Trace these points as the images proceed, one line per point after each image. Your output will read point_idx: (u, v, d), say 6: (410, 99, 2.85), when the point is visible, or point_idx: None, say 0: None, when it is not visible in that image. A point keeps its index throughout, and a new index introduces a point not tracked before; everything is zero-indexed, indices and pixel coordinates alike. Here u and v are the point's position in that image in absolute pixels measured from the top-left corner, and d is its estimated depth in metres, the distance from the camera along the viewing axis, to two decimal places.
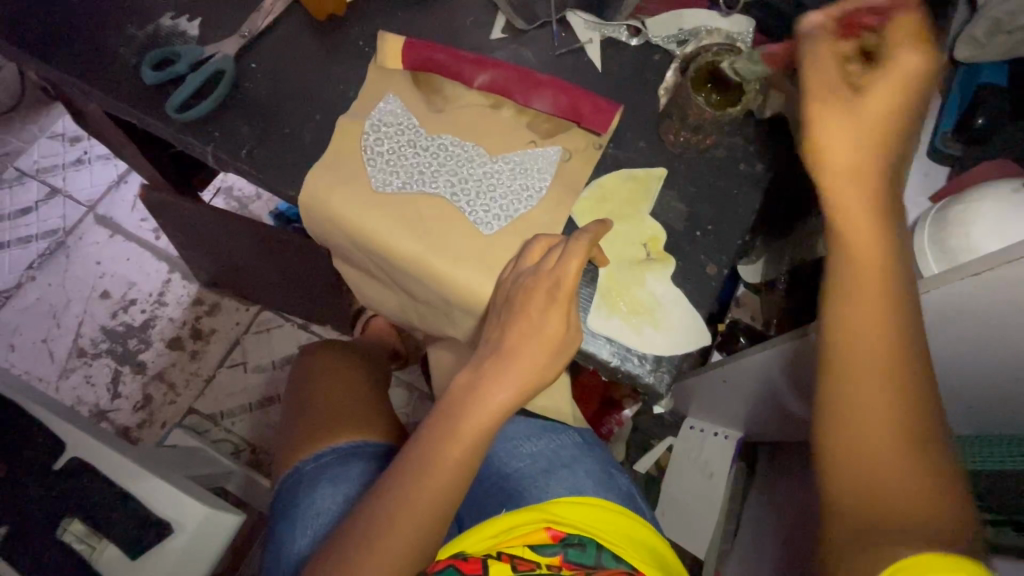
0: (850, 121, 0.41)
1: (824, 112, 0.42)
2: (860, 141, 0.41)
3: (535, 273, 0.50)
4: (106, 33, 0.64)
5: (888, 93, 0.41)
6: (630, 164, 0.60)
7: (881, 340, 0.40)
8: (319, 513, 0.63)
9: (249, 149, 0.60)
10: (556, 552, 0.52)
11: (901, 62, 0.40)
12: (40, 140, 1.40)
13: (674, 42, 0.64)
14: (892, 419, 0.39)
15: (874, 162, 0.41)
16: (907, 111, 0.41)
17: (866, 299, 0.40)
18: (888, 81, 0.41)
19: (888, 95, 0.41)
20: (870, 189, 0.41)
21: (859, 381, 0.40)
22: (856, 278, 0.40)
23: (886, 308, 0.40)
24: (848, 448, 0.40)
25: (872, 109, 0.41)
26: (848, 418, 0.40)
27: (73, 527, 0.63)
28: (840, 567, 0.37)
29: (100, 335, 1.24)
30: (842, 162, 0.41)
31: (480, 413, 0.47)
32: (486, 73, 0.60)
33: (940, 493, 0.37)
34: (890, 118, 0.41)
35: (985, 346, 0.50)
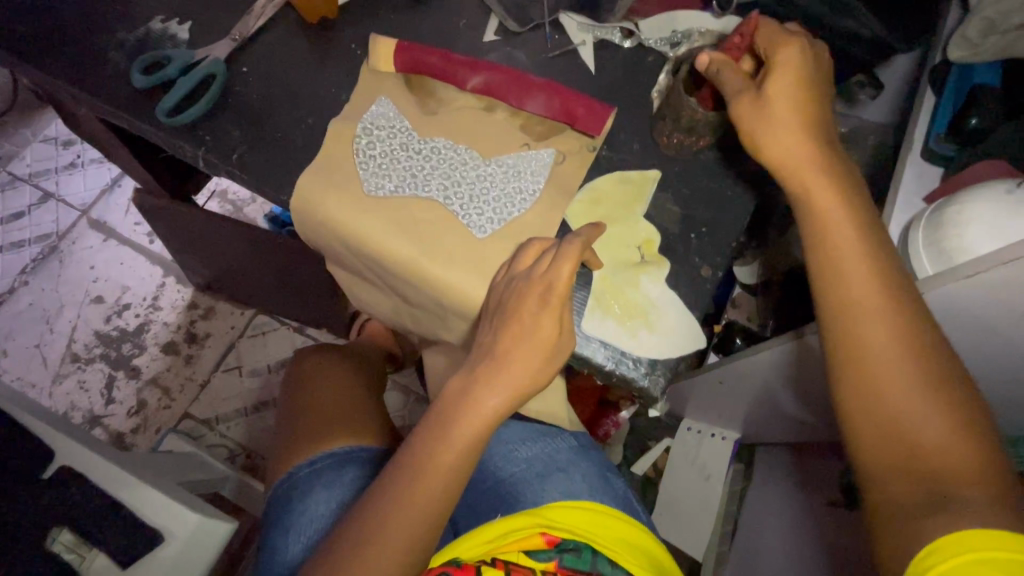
0: (766, 111, 0.49)
1: (748, 107, 0.49)
2: (787, 128, 0.49)
3: (528, 277, 0.49)
4: (98, 36, 0.64)
5: (783, 82, 0.49)
6: (625, 166, 0.59)
7: (883, 329, 0.44)
8: (313, 519, 0.62)
9: (240, 153, 0.59)
10: (551, 558, 0.52)
11: (785, 55, 0.50)
12: (33, 144, 1.39)
13: (667, 45, 0.64)
14: (906, 401, 0.43)
15: (804, 151, 0.48)
16: (812, 93, 0.50)
17: (864, 301, 0.45)
18: (782, 72, 0.49)
19: (788, 82, 0.49)
20: (815, 169, 0.48)
21: (871, 374, 0.44)
22: (846, 277, 0.46)
23: (883, 304, 0.44)
24: (872, 428, 0.44)
25: (781, 93, 0.49)
26: (868, 409, 0.44)
27: (62, 537, 0.62)
28: (890, 547, 0.41)
29: (94, 340, 1.23)
30: (773, 151, 0.49)
31: (474, 417, 0.47)
32: (480, 75, 0.59)
33: (970, 461, 0.40)
34: (798, 100, 0.49)
35: (979, 348, 0.50)
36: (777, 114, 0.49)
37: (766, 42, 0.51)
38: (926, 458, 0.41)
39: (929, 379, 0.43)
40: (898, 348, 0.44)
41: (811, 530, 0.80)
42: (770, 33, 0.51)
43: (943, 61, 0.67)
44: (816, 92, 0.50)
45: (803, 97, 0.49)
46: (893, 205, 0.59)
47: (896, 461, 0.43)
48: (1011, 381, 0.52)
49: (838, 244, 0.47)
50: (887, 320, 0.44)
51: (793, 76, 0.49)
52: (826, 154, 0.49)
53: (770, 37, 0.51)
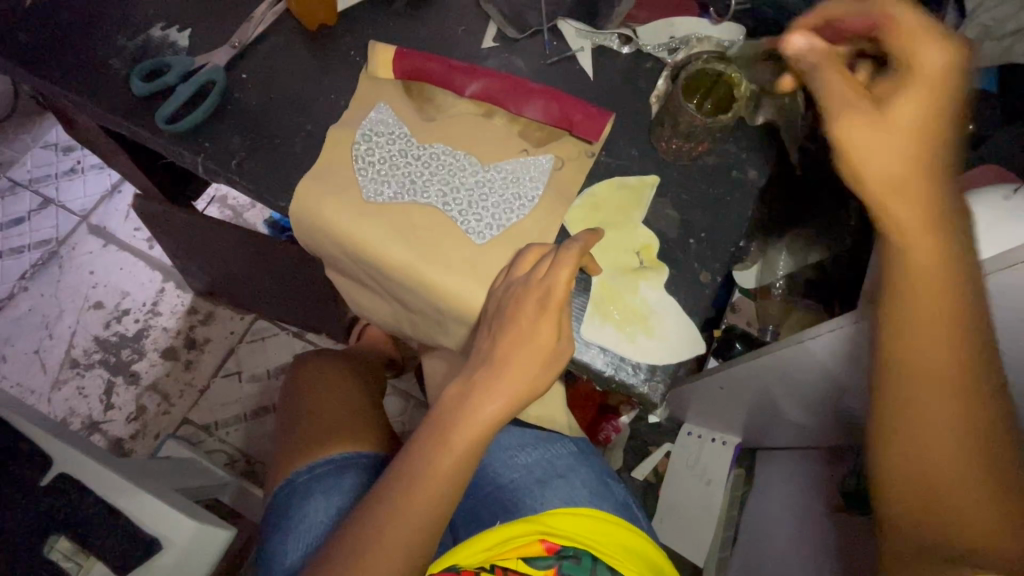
0: (881, 133, 0.40)
1: (862, 122, 0.41)
2: (910, 152, 0.40)
3: (526, 282, 0.49)
4: (97, 43, 0.64)
5: (913, 100, 0.40)
6: (623, 172, 0.60)
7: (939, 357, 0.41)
8: (312, 526, 0.62)
9: (239, 160, 0.59)
10: (550, 564, 0.54)
11: (930, 58, 0.40)
12: (33, 150, 1.39)
13: (665, 51, 0.64)
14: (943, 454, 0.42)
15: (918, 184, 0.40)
16: (948, 116, 0.40)
17: (927, 351, 0.41)
18: (913, 87, 0.40)
19: (922, 95, 0.40)
20: (923, 206, 0.40)
21: (915, 421, 0.43)
22: (914, 324, 0.42)
23: (949, 357, 0.41)
24: (901, 470, 0.44)
25: (908, 112, 0.40)
26: (902, 453, 0.44)
27: (60, 545, 0.62)
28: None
29: (93, 346, 1.23)
30: (880, 180, 0.40)
31: (472, 423, 0.47)
32: (477, 81, 0.60)
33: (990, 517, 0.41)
34: (925, 122, 0.40)
35: None
36: (899, 135, 0.40)
37: (900, 42, 0.42)
38: (935, 480, 0.43)
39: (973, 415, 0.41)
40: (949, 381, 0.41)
41: (812, 535, 0.80)
42: (906, 29, 0.41)
43: None
44: (952, 115, 0.40)
45: (938, 112, 0.40)
46: None
47: (904, 474, 0.44)
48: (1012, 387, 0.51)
49: (918, 293, 0.41)
50: (943, 368, 0.41)
51: (935, 88, 0.40)
52: (947, 190, 0.40)
53: (906, 36, 0.41)
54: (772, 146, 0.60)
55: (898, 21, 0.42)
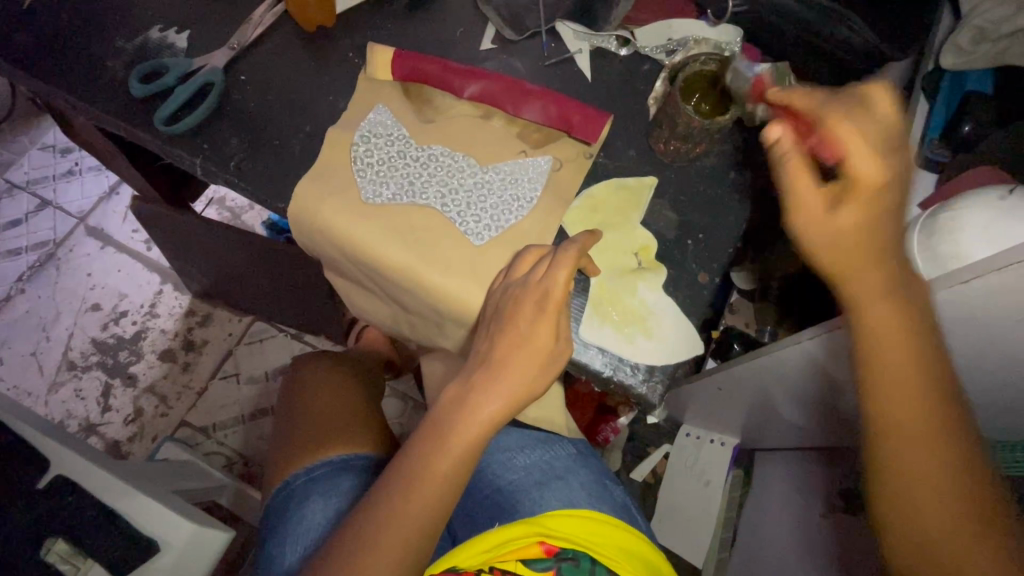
0: (830, 242, 0.42)
1: (806, 224, 0.43)
2: (852, 255, 0.42)
3: (525, 283, 0.50)
4: (96, 45, 0.64)
5: (860, 209, 0.41)
6: (621, 173, 0.60)
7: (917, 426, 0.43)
8: (310, 528, 0.62)
9: (238, 161, 0.59)
10: (550, 566, 0.52)
11: (870, 167, 0.40)
12: (30, 152, 1.39)
13: (663, 53, 0.64)
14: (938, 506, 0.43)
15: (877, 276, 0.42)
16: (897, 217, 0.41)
17: (899, 409, 0.43)
18: (858, 197, 0.41)
19: (868, 203, 0.41)
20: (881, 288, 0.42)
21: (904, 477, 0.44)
22: (884, 384, 0.43)
23: (917, 413, 0.43)
24: (903, 526, 0.44)
25: (852, 222, 0.41)
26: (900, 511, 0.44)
27: (56, 547, 0.62)
28: None
29: (90, 348, 1.22)
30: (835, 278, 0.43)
31: (470, 424, 0.47)
32: (475, 83, 0.60)
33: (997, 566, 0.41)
34: (874, 228, 0.41)
35: (980, 356, 0.49)
36: (839, 240, 0.42)
37: (846, 146, 0.41)
38: (935, 527, 0.43)
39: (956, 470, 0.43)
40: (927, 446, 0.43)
41: (810, 536, 0.80)
42: (850, 139, 0.40)
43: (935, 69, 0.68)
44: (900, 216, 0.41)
45: (882, 218, 0.41)
46: None
47: (905, 521, 0.44)
48: (1006, 389, 0.52)
49: (881, 357, 0.43)
50: (916, 422, 0.43)
51: (876, 196, 0.40)
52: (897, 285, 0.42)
53: (851, 143, 0.40)
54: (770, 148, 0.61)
55: (841, 126, 0.41)
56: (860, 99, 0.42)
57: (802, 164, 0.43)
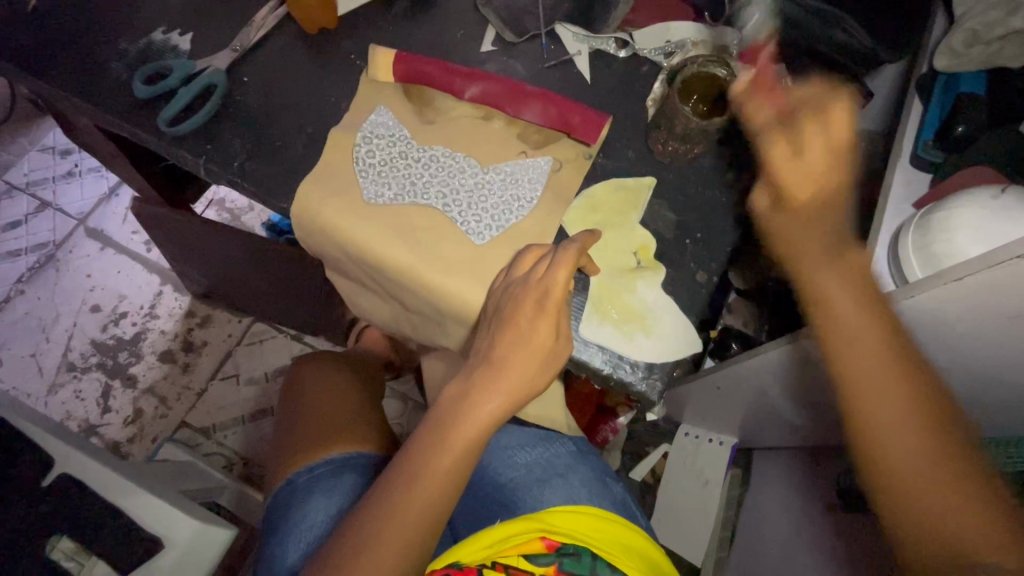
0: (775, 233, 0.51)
1: (759, 217, 0.53)
2: (790, 245, 0.50)
3: (525, 282, 0.50)
4: (99, 47, 0.64)
5: (792, 215, 0.50)
6: (621, 173, 0.60)
7: (889, 409, 0.45)
8: (311, 525, 0.62)
9: (241, 161, 0.60)
10: (551, 562, 0.53)
11: (797, 194, 0.49)
12: (30, 153, 1.39)
13: (661, 55, 0.65)
14: (910, 450, 0.44)
15: (817, 247, 0.48)
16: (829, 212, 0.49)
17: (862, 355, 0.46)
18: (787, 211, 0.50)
19: (796, 212, 0.50)
20: (821, 253, 0.48)
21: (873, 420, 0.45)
22: (844, 331, 0.46)
23: (879, 358, 0.45)
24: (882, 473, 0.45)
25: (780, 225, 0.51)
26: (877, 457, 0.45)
27: (62, 544, 0.61)
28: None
29: (90, 349, 1.23)
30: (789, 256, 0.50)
31: (471, 421, 0.47)
32: (476, 85, 0.61)
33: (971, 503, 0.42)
34: (806, 225, 0.49)
35: (970, 356, 0.50)
36: (774, 235, 0.51)
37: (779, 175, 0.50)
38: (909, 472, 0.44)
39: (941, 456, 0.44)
40: (907, 427, 0.44)
41: (809, 536, 0.80)
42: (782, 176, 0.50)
43: (930, 70, 0.68)
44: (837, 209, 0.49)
45: (812, 220, 0.49)
46: (883, 211, 0.59)
47: (885, 470, 0.45)
48: (999, 387, 0.52)
49: (836, 307, 0.47)
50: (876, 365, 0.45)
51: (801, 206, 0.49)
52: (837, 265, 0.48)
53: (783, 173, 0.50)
54: None
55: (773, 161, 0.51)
56: (824, 119, 0.49)
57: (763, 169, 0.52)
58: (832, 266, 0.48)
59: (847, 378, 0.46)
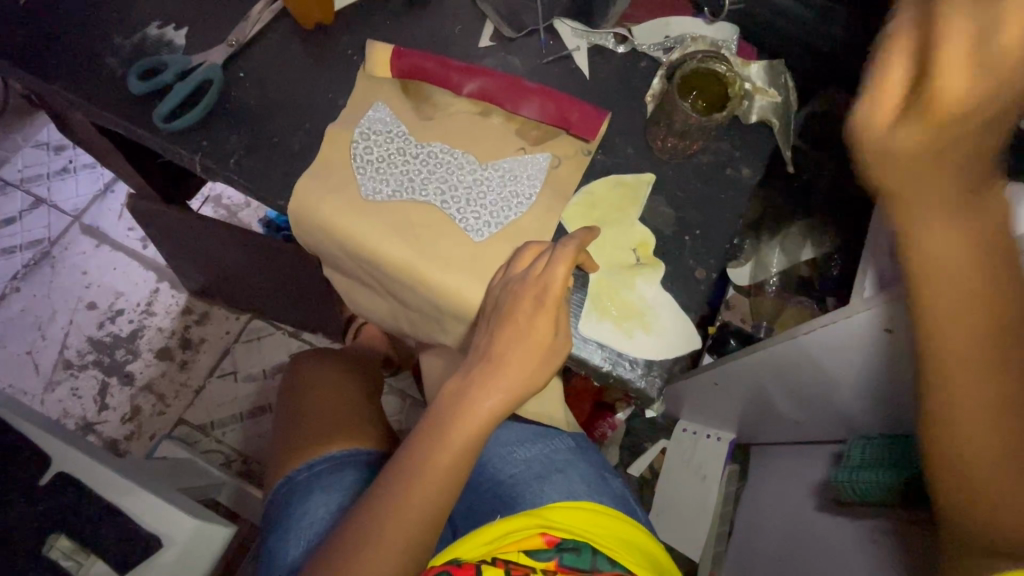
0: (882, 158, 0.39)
1: (867, 133, 0.39)
2: (906, 173, 0.38)
3: (523, 279, 0.50)
4: (92, 42, 0.64)
5: (920, 131, 0.36)
6: (620, 170, 0.60)
7: (973, 384, 0.40)
8: (311, 522, 0.62)
9: (238, 158, 0.59)
10: (551, 557, 0.52)
11: (955, 88, 0.35)
12: (24, 150, 1.38)
13: (660, 50, 0.65)
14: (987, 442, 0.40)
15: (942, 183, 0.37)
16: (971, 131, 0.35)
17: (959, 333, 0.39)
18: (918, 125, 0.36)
19: (924, 130, 0.36)
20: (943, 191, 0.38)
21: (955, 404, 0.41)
22: (943, 300, 0.39)
23: (984, 339, 0.39)
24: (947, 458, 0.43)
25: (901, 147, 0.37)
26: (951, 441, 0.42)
27: (59, 543, 0.62)
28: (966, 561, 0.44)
29: (86, 347, 1.22)
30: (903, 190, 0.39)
31: (471, 419, 0.47)
32: (475, 81, 0.61)
33: None
34: (931, 153, 0.37)
35: None
36: (890, 156, 0.38)
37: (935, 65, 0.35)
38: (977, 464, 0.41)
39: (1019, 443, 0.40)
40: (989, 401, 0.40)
41: (805, 529, 0.80)
42: (945, 64, 0.35)
43: None
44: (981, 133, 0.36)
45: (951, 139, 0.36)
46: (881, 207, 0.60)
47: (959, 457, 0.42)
48: None
49: (939, 273, 0.39)
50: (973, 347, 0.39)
51: (963, 108, 0.35)
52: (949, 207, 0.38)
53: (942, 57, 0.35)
54: (765, 144, 0.61)
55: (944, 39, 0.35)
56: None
57: (898, 51, 0.37)
58: (948, 213, 0.38)
59: (938, 354, 0.41)
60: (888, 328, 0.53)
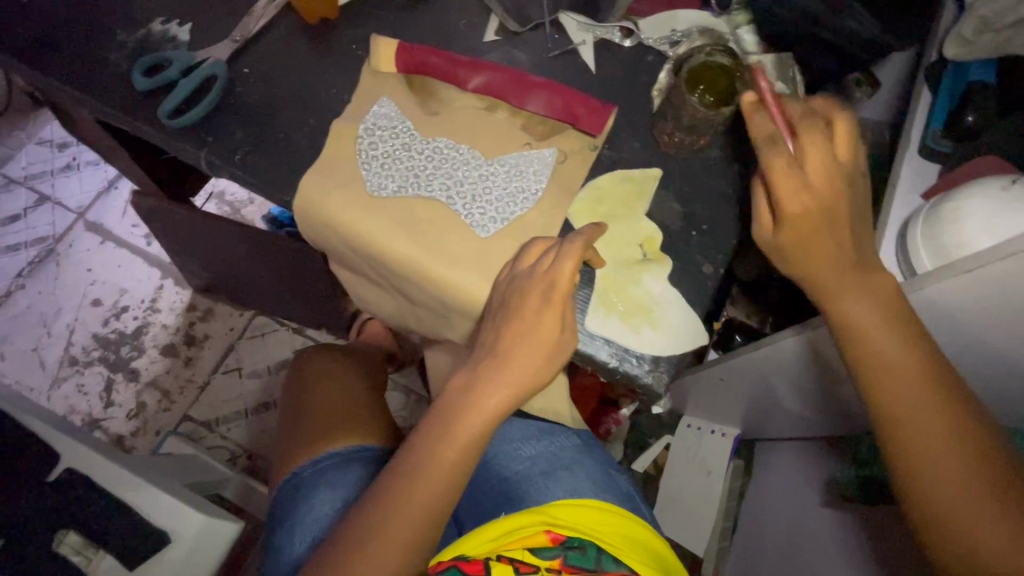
0: (786, 251, 0.49)
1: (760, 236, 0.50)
2: (809, 262, 0.48)
3: (530, 275, 0.50)
4: (96, 38, 0.63)
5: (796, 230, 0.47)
6: (626, 165, 0.60)
7: (925, 430, 0.46)
8: (318, 518, 0.63)
9: (243, 154, 0.59)
10: (556, 555, 0.52)
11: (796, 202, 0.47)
12: (28, 147, 1.38)
13: (666, 44, 0.64)
14: (951, 476, 0.46)
15: (843, 265, 0.47)
16: (834, 225, 0.47)
17: (902, 386, 0.46)
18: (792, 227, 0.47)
19: (802, 228, 0.47)
20: (848, 270, 0.47)
21: (914, 448, 0.47)
22: (882, 359, 0.47)
23: (919, 385, 0.46)
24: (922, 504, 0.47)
25: (795, 239, 0.48)
26: (921, 487, 0.47)
27: (69, 539, 0.62)
28: None
29: (92, 343, 1.23)
30: (818, 274, 0.48)
31: (477, 415, 0.47)
32: (481, 75, 0.60)
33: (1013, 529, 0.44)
34: (815, 245, 0.47)
35: (976, 346, 0.51)
36: (788, 251, 0.48)
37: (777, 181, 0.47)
38: (948, 502, 0.46)
39: (974, 470, 0.45)
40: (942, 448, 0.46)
41: (809, 525, 0.80)
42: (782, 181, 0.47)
43: (940, 58, 0.66)
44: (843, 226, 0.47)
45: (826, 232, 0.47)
46: (891, 202, 0.59)
47: (926, 500, 0.47)
48: (1009, 379, 0.52)
49: (872, 339, 0.47)
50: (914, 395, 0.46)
51: (807, 218, 0.47)
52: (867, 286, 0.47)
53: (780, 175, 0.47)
54: None
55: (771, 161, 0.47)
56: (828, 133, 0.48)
57: (761, 179, 0.50)
58: (853, 286, 0.47)
59: (890, 409, 0.47)
60: None
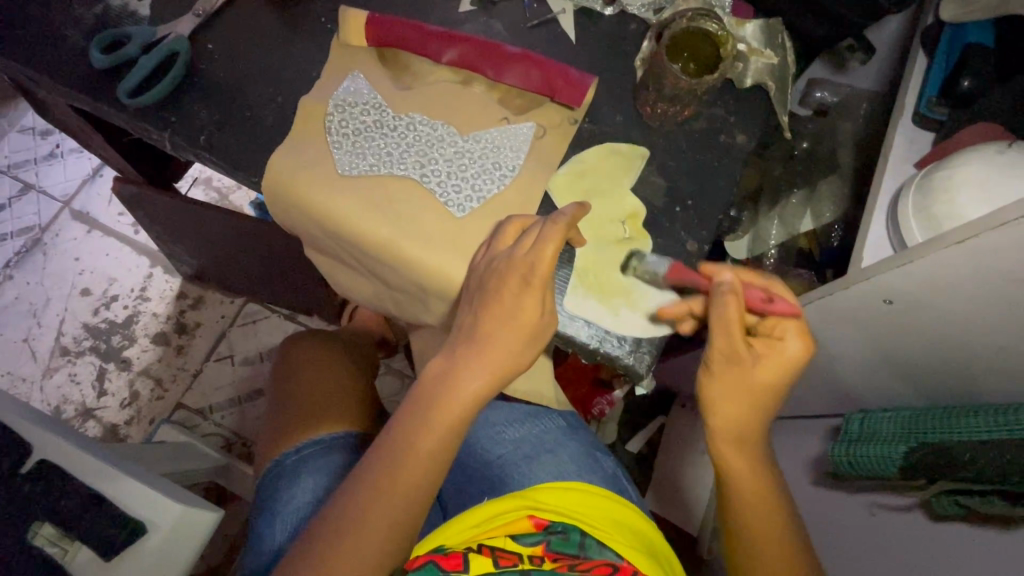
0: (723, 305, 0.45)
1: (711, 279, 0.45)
2: (723, 324, 0.45)
3: (510, 256, 0.48)
4: (54, 16, 0.61)
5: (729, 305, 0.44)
6: (609, 138, 0.58)
7: (748, 466, 0.48)
8: (299, 507, 0.62)
9: (209, 135, 0.57)
10: (539, 541, 0.51)
11: None
12: (9, 135, 1.35)
13: (651, 11, 0.61)
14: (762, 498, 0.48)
15: (732, 344, 0.45)
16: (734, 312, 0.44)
17: (747, 432, 0.48)
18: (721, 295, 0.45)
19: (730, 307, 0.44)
20: (739, 341, 0.45)
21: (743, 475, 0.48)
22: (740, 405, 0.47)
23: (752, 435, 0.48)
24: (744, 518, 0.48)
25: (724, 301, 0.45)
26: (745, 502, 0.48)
27: (43, 531, 0.62)
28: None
29: (82, 333, 1.22)
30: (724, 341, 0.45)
31: (451, 402, 0.46)
32: (454, 47, 0.57)
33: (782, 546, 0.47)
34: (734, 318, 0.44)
35: (956, 325, 0.51)
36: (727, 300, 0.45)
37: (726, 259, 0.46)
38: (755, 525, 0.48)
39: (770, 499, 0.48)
40: (759, 444, 0.48)
41: (798, 501, 0.80)
42: None
43: (937, 19, 0.63)
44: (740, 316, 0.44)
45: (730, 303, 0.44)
46: (883, 173, 0.57)
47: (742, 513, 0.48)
48: (1000, 355, 0.50)
49: (734, 396, 0.47)
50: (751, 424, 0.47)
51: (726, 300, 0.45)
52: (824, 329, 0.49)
53: None
54: (760, 110, 0.59)
55: None
56: None
57: None
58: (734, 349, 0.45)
59: (736, 447, 0.48)
60: (887, 299, 0.53)
